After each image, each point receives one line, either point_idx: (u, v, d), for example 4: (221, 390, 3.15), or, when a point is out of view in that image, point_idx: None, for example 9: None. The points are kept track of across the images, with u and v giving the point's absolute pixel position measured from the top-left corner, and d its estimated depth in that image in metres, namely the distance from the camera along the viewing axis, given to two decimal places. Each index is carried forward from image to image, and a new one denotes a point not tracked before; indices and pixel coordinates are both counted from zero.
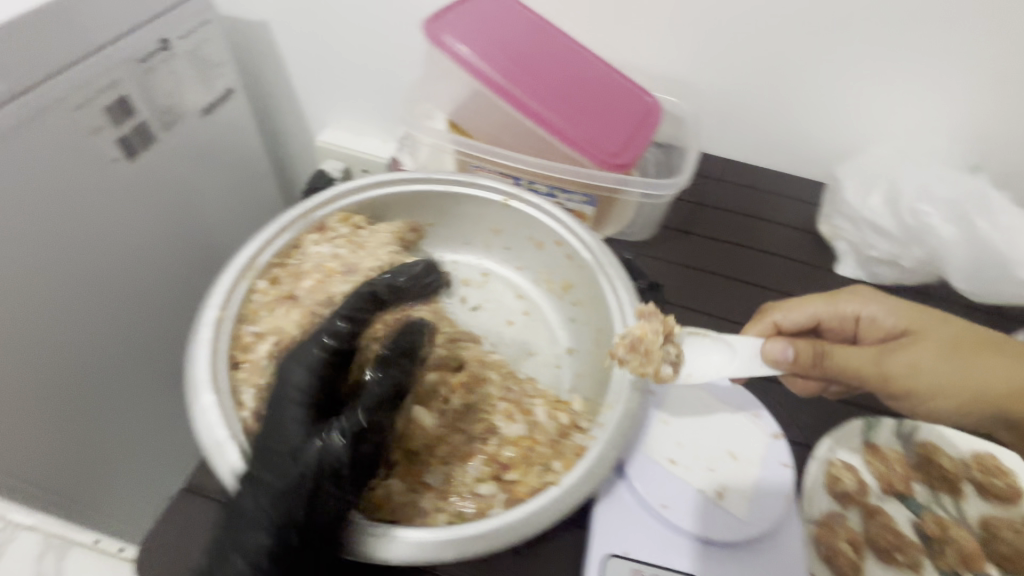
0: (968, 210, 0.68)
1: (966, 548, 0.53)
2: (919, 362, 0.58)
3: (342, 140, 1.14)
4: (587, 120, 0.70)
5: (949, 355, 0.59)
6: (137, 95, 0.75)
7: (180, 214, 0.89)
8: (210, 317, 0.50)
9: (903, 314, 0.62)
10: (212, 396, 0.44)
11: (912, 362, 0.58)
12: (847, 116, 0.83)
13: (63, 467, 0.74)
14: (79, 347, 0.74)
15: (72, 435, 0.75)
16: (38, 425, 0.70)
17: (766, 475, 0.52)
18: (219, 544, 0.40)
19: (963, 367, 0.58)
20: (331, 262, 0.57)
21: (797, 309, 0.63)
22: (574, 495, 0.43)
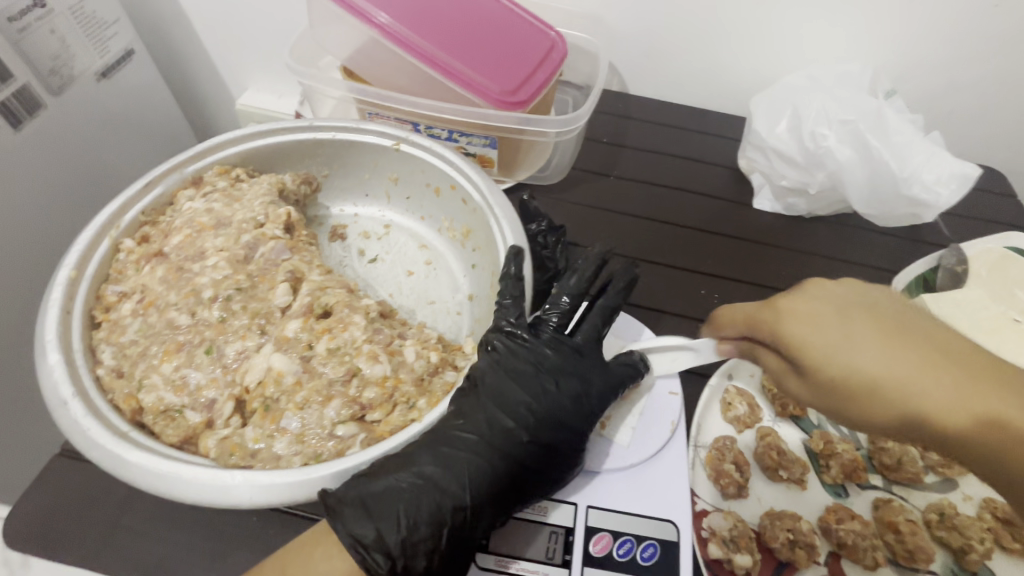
0: (866, 129, 0.67)
1: (850, 463, 0.54)
2: (846, 391, 0.37)
3: (264, 102, 1.09)
4: (480, 59, 0.67)
5: (899, 378, 0.35)
6: (11, 56, 0.69)
7: (90, 188, 0.84)
8: (64, 277, 0.48)
9: (834, 321, 0.38)
10: (59, 355, 0.43)
11: (833, 390, 0.37)
12: (765, 46, 0.80)
13: None
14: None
15: None
16: None
17: (651, 404, 0.53)
18: (376, 509, 0.41)
19: (932, 396, 0.35)
20: (202, 216, 0.54)
21: (735, 311, 0.45)
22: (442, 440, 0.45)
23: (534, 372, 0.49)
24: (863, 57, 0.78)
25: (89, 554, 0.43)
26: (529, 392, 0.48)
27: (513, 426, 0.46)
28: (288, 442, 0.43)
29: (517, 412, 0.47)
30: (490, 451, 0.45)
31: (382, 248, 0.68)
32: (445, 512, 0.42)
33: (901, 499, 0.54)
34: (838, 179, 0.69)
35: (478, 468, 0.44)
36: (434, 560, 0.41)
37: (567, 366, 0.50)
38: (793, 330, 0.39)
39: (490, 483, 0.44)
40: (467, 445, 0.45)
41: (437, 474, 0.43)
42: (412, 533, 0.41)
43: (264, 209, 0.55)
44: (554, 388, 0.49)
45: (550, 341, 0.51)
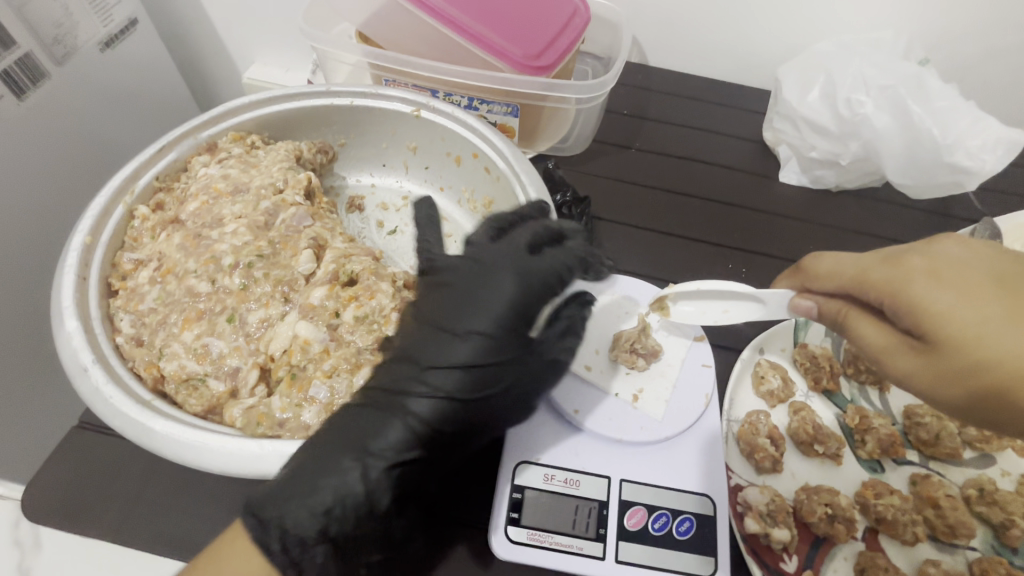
0: (905, 95, 0.65)
1: (887, 438, 0.52)
2: (977, 370, 0.34)
3: (270, 76, 1.06)
4: (504, 23, 0.65)
5: None
6: (14, 20, 0.66)
7: (95, 163, 0.81)
8: (77, 244, 0.46)
9: (974, 291, 0.35)
10: (77, 322, 0.42)
11: (958, 366, 0.35)
12: (794, 12, 0.76)
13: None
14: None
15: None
16: None
17: (685, 377, 0.52)
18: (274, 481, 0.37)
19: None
20: (218, 182, 0.52)
21: (835, 268, 0.42)
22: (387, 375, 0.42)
23: (453, 298, 0.43)
24: (898, 24, 0.74)
25: (114, 525, 0.42)
26: (449, 319, 0.42)
27: (430, 364, 0.41)
28: (317, 411, 0.41)
29: (432, 356, 0.41)
30: (397, 407, 0.40)
31: (400, 219, 0.66)
32: (346, 480, 0.37)
33: (939, 475, 0.52)
34: (873, 148, 0.67)
35: (386, 428, 0.39)
36: (338, 530, 0.37)
37: (480, 290, 0.43)
38: (925, 295, 0.36)
39: (398, 440, 0.39)
40: (377, 405, 0.40)
41: (337, 438, 0.39)
42: (309, 501, 0.37)
43: (283, 175, 0.53)
44: (467, 323, 0.42)
45: (468, 257, 0.46)
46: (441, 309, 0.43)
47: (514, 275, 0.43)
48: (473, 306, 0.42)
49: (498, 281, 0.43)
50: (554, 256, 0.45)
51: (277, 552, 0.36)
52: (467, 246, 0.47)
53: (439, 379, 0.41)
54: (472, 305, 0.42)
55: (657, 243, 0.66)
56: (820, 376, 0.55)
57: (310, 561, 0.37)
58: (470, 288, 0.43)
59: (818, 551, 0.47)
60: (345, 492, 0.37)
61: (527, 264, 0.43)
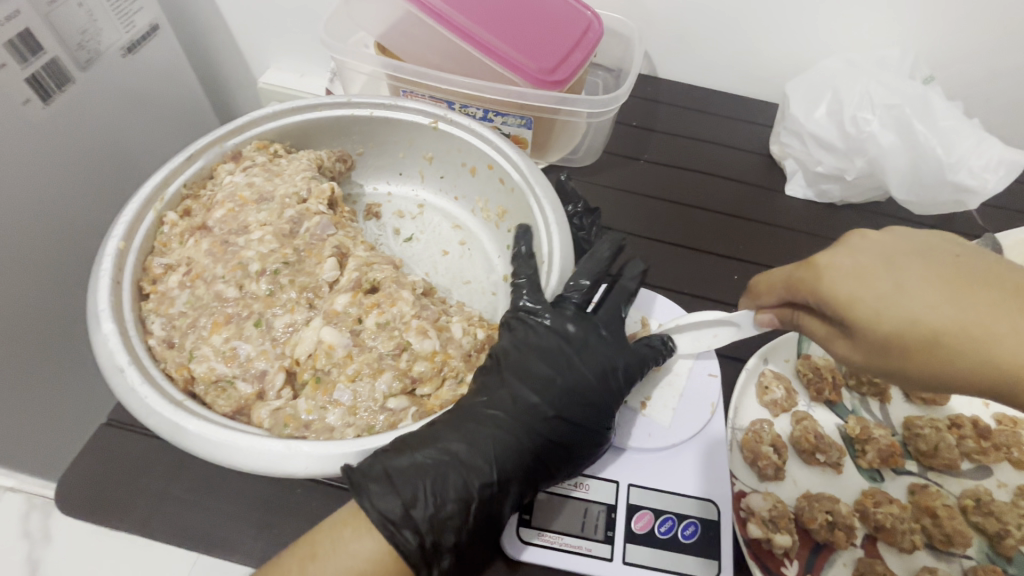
0: (908, 114, 0.66)
1: (887, 448, 0.54)
2: (898, 340, 0.36)
3: (285, 81, 1.08)
4: (519, 37, 0.67)
5: (954, 323, 0.34)
6: (42, 27, 0.68)
7: (116, 167, 0.84)
8: (112, 249, 0.48)
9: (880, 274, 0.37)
10: (113, 324, 0.44)
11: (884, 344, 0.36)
12: (801, 29, 0.78)
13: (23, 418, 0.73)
14: (24, 298, 0.70)
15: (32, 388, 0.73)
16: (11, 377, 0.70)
17: (692, 385, 0.54)
18: (401, 482, 0.40)
19: (985, 330, 0.33)
20: (243, 190, 0.54)
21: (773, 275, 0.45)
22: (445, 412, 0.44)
23: (557, 351, 0.48)
24: (904, 42, 0.76)
25: (143, 521, 0.44)
26: (554, 368, 0.48)
27: (537, 404, 0.46)
28: (340, 413, 0.44)
29: (537, 402, 0.46)
30: (511, 431, 0.45)
31: (416, 227, 0.68)
32: (470, 490, 0.41)
33: (937, 486, 0.54)
34: (878, 165, 0.69)
35: (506, 444, 0.44)
36: (463, 536, 0.41)
37: (581, 353, 0.49)
38: (831, 283, 0.37)
39: (513, 468, 0.43)
40: (493, 426, 0.44)
41: (459, 452, 0.42)
42: (439, 506, 0.40)
43: (307, 184, 0.56)
44: (567, 378, 0.47)
45: (573, 318, 0.50)
46: (545, 358, 0.48)
47: (614, 350, 0.50)
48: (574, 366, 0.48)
49: (597, 354, 0.49)
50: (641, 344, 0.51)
51: (415, 554, 0.38)
52: (567, 297, 0.52)
53: (546, 430, 0.46)
54: (574, 364, 0.48)
55: (665, 254, 0.68)
56: (825, 389, 0.57)
57: (437, 566, 0.40)
58: (571, 352, 0.49)
59: (818, 557, 0.48)
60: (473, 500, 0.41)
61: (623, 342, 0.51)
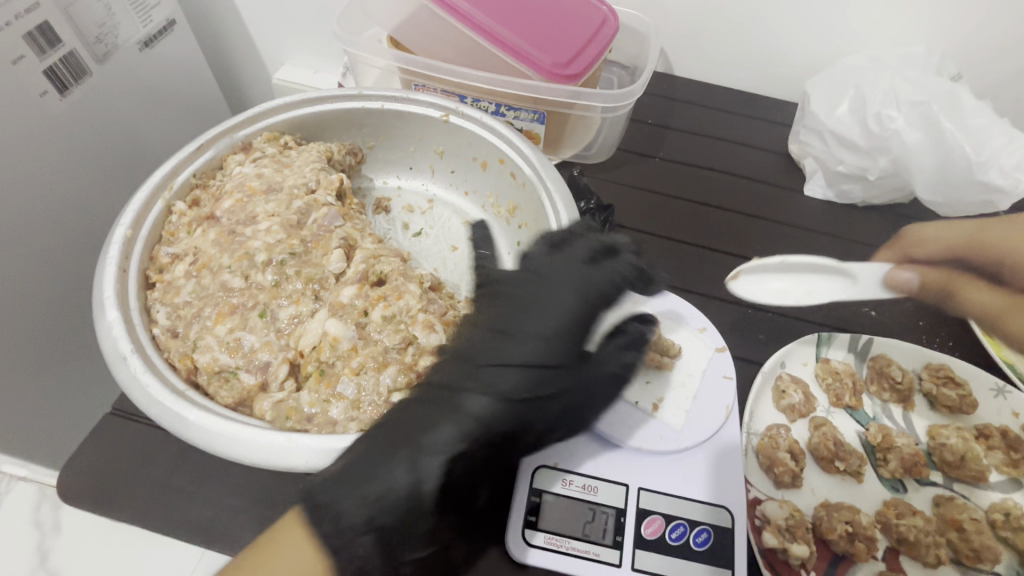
0: (936, 111, 0.64)
1: (910, 457, 0.51)
2: None
3: (299, 77, 1.08)
4: (533, 31, 0.66)
5: None
6: (60, 19, 0.69)
7: (129, 159, 0.84)
8: (119, 237, 0.48)
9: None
10: (117, 312, 0.43)
11: None
12: (822, 27, 0.76)
13: (29, 410, 0.73)
14: (33, 290, 0.70)
15: (39, 381, 0.73)
16: (18, 368, 0.70)
17: (705, 388, 0.51)
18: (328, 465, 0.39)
19: None
20: (253, 181, 0.54)
21: (940, 237, 0.57)
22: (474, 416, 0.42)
23: (507, 309, 0.46)
24: (931, 38, 0.73)
25: (143, 512, 0.44)
26: (505, 328, 0.45)
27: (489, 364, 0.43)
28: (343, 407, 0.43)
29: (486, 366, 0.43)
30: (451, 403, 0.41)
31: (425, 222, 0.67)
32: (403, 490, 0.38)
33: (963, 498, 0.51)
34: (903, 165, 0.66)
35: (445, 437, 0.40)
36: (386, 518, 0.38)
37: (539, 315, 0.45)
38: None
39: (449, 437, 0.40)
40: (427, 421, 0.40)
41: (388, 449, 0.39)
42: (362, 495, 0.38)
43: (315, 175, 0.55)
44: (527, 353, 0.44)
45: (524, 273, 0.48)
46: (495, 320, 0.45)
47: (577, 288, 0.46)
48: (534, 340, 0.44)
49: (556, 298, 0.46)
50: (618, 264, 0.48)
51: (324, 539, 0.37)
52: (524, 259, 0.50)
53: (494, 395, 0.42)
54: (529, 323, 0.45)
55: (680, 253, 0.66)
56: (845, 395, 0.55)
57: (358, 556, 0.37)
58: (527, 306, 0.46)
59: (837, 569, 0.46)
60: (412, 498, 0.38)
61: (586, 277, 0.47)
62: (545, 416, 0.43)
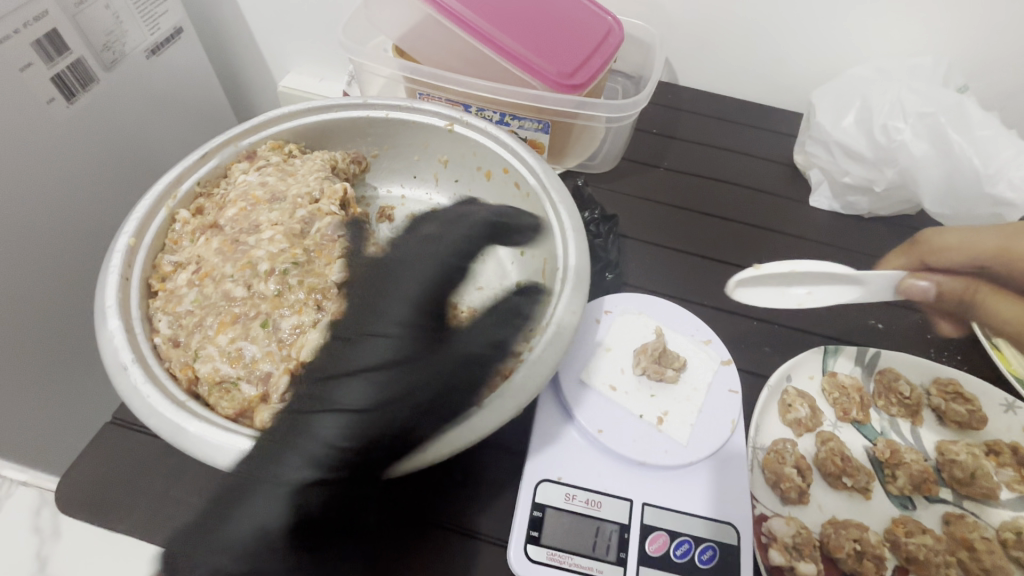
0: (942, 122, 0.64)
1: (919, 474, 0.50)
2: None
3: (304, 85, 1.09)
4: (538, 41, 0.65)
5: None
6: (68, 27, 0.69)
7: (134, 165, 0.84)
8: (122, 245, 0.48)
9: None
10: (119, 321, 0.43)
11: None
12: (827, 38, 0.76)
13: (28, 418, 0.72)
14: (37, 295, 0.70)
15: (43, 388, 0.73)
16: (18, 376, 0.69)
17: (711, 401, 0.50)
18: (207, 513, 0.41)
19: None
20: (256, 190, 0.54)
21: (960, 243, 0.60)
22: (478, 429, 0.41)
23: (357, 315, 0.46)
24: (937, 50, 0.73)
25: (143, 524, 0.43)
26: (352, 335, 0.45)
27: (336, 371, 0.42)
28: None
29: (336, 374, 0.42)
30: (296, 428, 0.40)
31: None
32: (271, 526, 0.38)
33: (973, 516, 0.50)
34: (910, 176, 0.66)
35: (305, 463, 0.39)
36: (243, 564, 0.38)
37: (386, 316, 0.45)
38: None
39: (294, 463, 0.39)
40: (282, 452, 0.39)
41: (252, 487, 0.39)
42: (225, 545, 0.38)
43: (319, 184, 0.55)
44: (375, 354, 0.43)
45: (371, 279, 0.49)
46: (346, 328, 0.45)
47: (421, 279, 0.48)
48: (380, 342, 0.43)
49: (396, 294, 0.47)
50: (445, 241, 0.53)
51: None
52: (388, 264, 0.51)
53: (342, 400, 0.41)
54: (369, 326, 0.45)
55: (685, 263, 0.66)
56: (852, 410, 0.54)
57: None
58: (371, 309, 0.46)
59: None
60: (284, 531, 0.38)
61: (426, 264, 0.50)
62: (403, 407, 0.40)
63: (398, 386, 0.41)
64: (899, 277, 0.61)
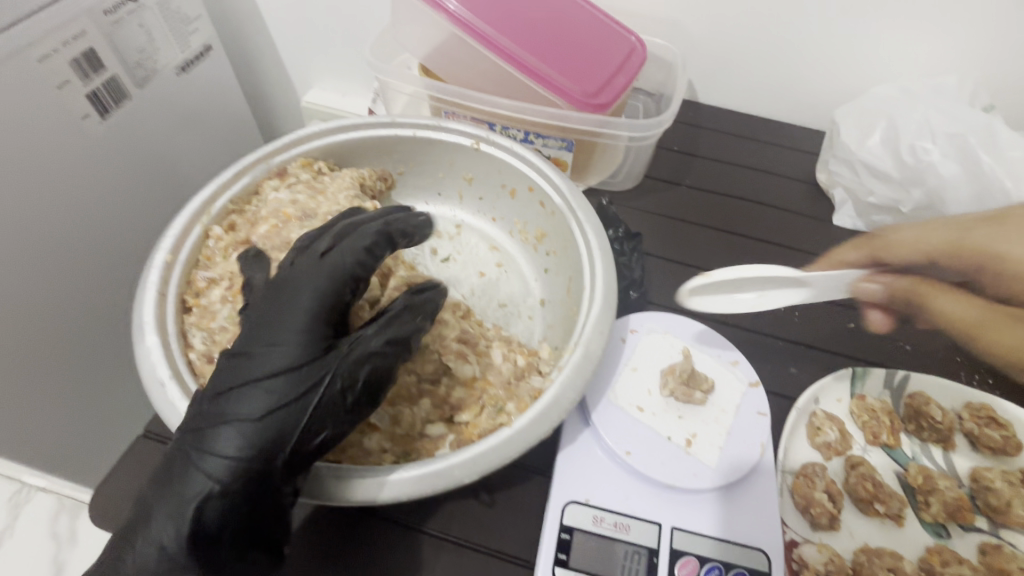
0: (971, 144, 0.63)
1: (953, 502, 0.50)
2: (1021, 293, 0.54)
3: (327, 100, 1.11)
4: (563, 61, 0.66)
5: None
6: (104, 46, 0.71)
7: (162, 180, 0.85)
8: (160, 261, 0.49)
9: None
10: (157, 337, 0.44)
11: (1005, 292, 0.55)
12: (851, 57, 0.76)
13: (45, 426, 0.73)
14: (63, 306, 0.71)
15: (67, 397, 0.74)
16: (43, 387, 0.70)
17: (740, 424, 0.50)
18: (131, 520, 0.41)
19: None
20: (287, 207, 0.55)
21: (912, 242, 0.59)
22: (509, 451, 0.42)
23: (257, 321, 0.42)
24: (963, 69, 0.73)
25: None
26: (250, 343, 0.41)
27: (235, 384, 0.40)
28: (377, 438, 0.44)
29: (234, 386, 0.40)
30: (197, 445, 0.39)
31: (453, 247, 0.67)
32: (173, 541, 0.38)
33: (1010, 546, 0.49)
34: (937, 197, 0.66)
35: (201, 477, 0.38)
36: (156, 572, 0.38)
37: (284, 323, 0.41)
38: (1014, 251, 0.54)
39: (197, 479, 0.38)
40: (182, 468, 0.39)
41: (154, 502, 0.39)
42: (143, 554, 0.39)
43: (350, 203, 0.56)
44: (270, 362, 0.40)
45: (277, 278, 0.44)
46: (247, 336, 0.42)
47: (322, 279, 0.42)
48: (274, 350, 0.40)
49: (298, 297, 0.42)
50: (348, 243, 0.44)
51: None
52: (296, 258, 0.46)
53: (240, 416, 0.39)
54: (267, 333, 0.41)
55: None
56: (883, 434, 0.53)
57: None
58: (271, 314, 0.42)
59: None
60: (182, 546, 0.38)
61: (329, 260, 0.44)
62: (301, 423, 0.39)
63: (295, 401, 0.39)
64: (851, 280, 0.58)
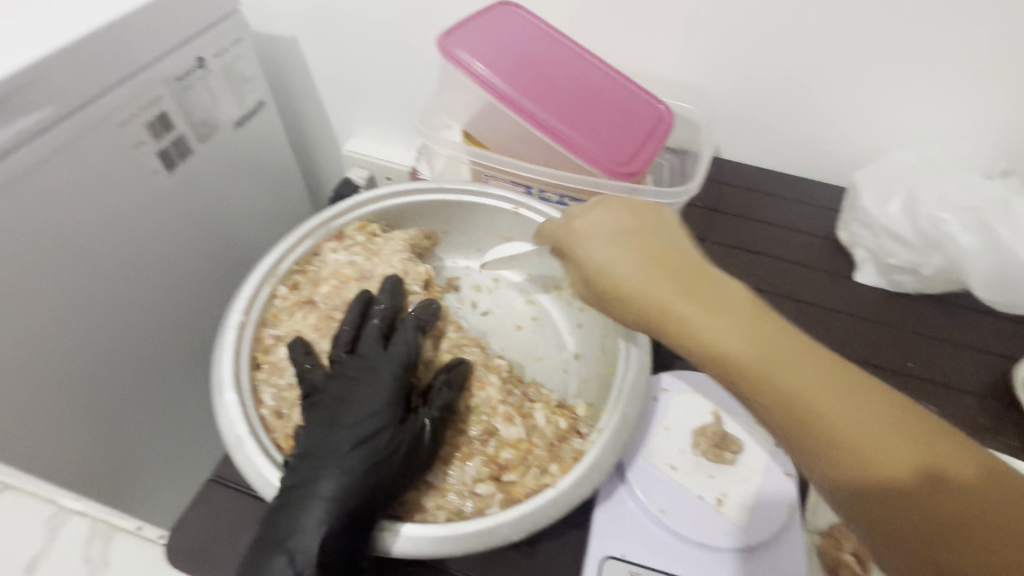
0: (988, 216, 0.66)
1: None
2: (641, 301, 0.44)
3: (366, 149, 1.17)
4: (595, 132, 0.71)
5: (658, 299, 0.42)
6: (175, 108, 0.78)
7: (218, 225, 0.92)
8: (235, 321, 0.54)
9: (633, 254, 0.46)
10: (235, 395, 0.50)
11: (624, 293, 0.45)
12: (869, 122, 0.80)
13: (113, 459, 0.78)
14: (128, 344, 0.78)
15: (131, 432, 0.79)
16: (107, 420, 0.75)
17: (769, 485, 0.52)
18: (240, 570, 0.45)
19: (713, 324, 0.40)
20: (346, 269, 0.61)
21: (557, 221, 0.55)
22: (566, 500, 0.47)
23: (339, 396, 0.52)
24: (979, 136, 0.76)
25: None
26: (338, 412, 0.51)
27: (333, 446, 0.49)
28: (434, 495, 0.49)
29: (332, 446, 0.49)
30: (308, 495, 0.46)
31: (492, 301, 0.71)
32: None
33: None
34: (956, 262, 0.68)
35: (307, 528, 0.45)
36: None
37: (369, 394, 0.51)
38: (595, 238, 0.48)
39: (311, 523, 0.45)
40: (290, 520, 0.45)
41: (272, 549, 0.44)
42: None
43: (403, 266, 0.63)
44: (359, 430, 0.49)
45: (350, 361, 0.54)
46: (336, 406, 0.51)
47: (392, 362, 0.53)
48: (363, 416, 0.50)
49: (377, 375, 0.53)
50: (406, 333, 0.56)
51: None
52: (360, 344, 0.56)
53: (345, 468, 0.47)
54: (355, 404, 0.51)
55: None
56: None
57: None
58: (354, 389, 0.52)
59: None
60: None
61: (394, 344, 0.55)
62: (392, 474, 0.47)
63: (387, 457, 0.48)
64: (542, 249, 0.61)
